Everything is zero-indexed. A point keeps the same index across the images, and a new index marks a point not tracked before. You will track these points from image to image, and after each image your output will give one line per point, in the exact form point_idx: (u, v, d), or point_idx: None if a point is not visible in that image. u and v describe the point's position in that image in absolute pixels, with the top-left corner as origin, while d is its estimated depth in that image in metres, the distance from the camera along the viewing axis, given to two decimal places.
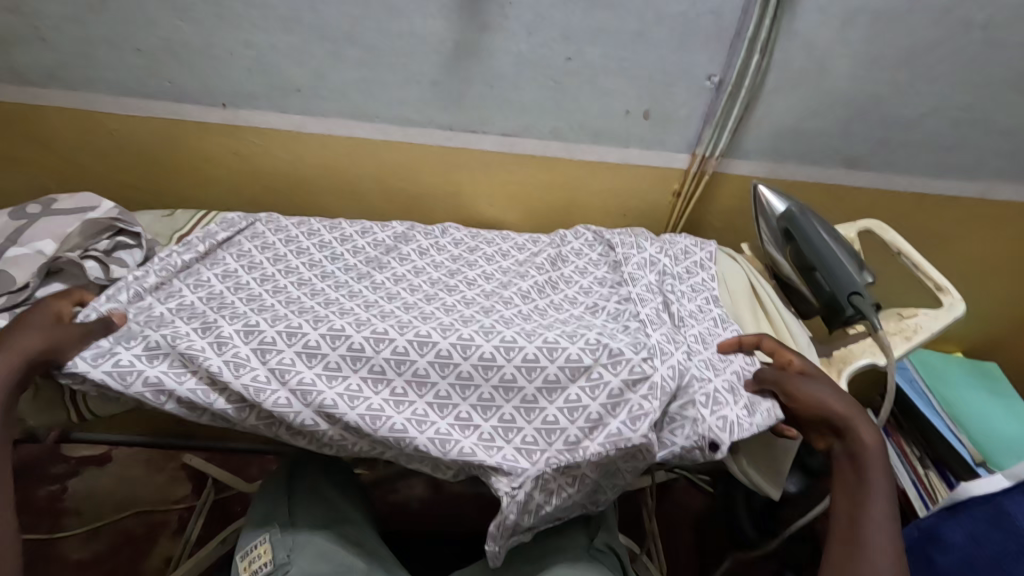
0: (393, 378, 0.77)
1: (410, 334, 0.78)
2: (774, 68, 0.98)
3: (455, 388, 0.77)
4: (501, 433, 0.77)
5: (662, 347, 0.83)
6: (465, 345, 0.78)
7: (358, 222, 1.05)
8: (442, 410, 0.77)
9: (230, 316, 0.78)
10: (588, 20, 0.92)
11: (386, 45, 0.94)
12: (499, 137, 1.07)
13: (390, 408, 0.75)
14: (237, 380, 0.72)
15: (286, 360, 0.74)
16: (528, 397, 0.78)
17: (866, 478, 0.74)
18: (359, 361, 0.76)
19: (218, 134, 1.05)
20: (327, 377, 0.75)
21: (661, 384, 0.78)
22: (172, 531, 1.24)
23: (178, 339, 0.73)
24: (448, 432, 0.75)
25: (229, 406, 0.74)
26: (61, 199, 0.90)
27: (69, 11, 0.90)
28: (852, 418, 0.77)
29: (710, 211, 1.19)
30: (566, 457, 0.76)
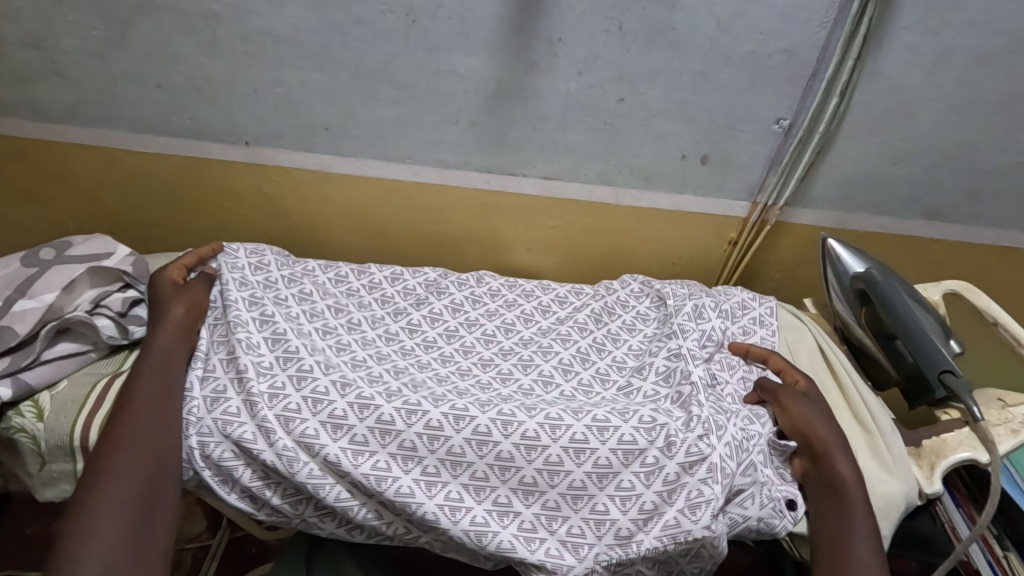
0: (425, 457, 0.68)
1: (446, 407, 0.70)
2: (851, 111, 0.88)
3: (493, 469, 0.69)
4: (544, 522, 0.68)
5: (721, 418, 0.73)
6: (506, 421, 0.70)
7: (388, 266, 0.98)
8: (479, 493, 0.68)
9: (256, 368, 0.72)
10: (646, 59, 0.83)
11: (423, 83, 0.87)
12: (539, 180, 0.98)
13: (421, 491, 0.67)
14: (269, 451, 0.67)
15: (311, 431, 0.68)
16: (576, 483, 0.69)
17: (845, 516, 0.66)
18: (388, 436, 0.68)
19: (244, 173, 0.99)
20: (353, 453, 0.68)
21: (721, 465, 0.68)
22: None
23: (217, 402, 0.70)
24: (484, 522, 0.67)
25: (255, 482, 0.70)
26: (75, 243, 0.85)
27: (91, 47, 0.85)
28: (835, 445, 0.71)
29: (766, 260, 1.09)
30: (617, 554, 0.67)
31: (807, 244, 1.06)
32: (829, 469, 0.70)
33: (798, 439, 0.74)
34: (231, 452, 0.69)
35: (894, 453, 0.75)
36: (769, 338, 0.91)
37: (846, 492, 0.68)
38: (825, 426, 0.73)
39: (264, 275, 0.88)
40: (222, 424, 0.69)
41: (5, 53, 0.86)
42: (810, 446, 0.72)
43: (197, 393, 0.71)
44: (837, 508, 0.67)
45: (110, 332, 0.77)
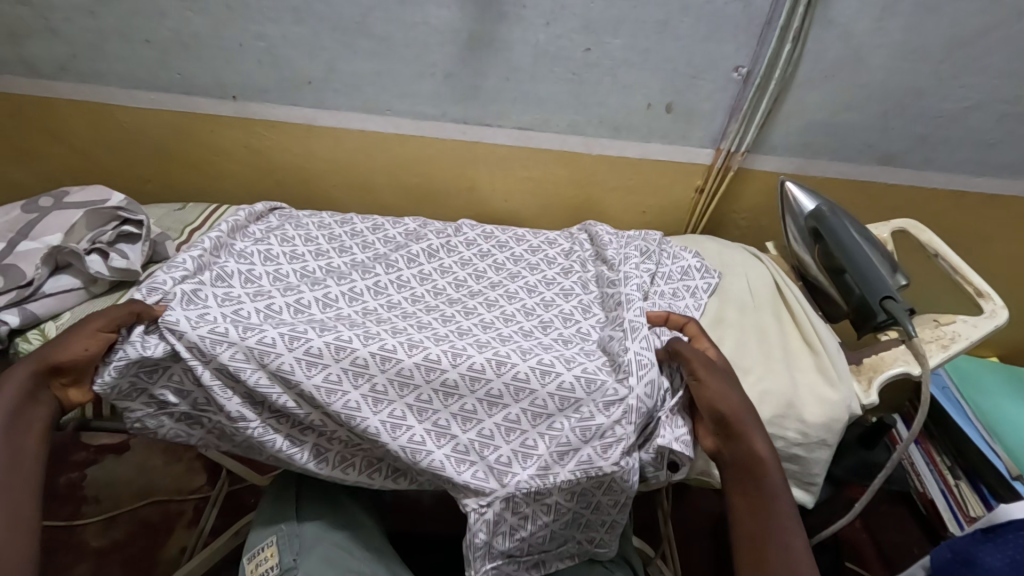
0: (375, 374, 0.70)
1: (402, 337, 0.73)
2: (806, 58, 0.93)
3: (437, 394, 0.71)
4: (476, 447, 0.71)
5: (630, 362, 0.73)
6: (456, 353, 0.72)
7: (370, 218, 1.03)
8: (422, 413, 0.71)
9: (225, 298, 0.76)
10: (609, 9, 0.88)
11: (399, 36, 0.92)
12: (513, 131, 1.03)
13: (367, 407, 0.69)
14: (243, 341, 0.68)
15: (268, 340, 0.69)
16: (511, 416, 0.72)
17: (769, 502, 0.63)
18: (342, 352, 0.70)
19: (229, 127, 1.03)
20: (306, 363, 0.69)
21: (636, 407, 0.70)
22: (186, 521, 1.23)
23: (193, 303, 0.72)
24: (421, 440, 0.70)
25: (213, 381, 0.69)
26: (72, 192, 0.90)
27: (81, 3, 0.89)
28: (748, 419, 0.69)
29: (730, 209, 1.15)
30: (536, 483, 0.69)
31: (768, 192, 1.12)
32: (744, 447, 0.67)
33: (711, 413, 0.70)
34: (213, 374, 0.68)
35: (839, 369, 0.81)
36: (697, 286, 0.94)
37: (767, 471, 0.65)
38: (738, 395, 0.71)
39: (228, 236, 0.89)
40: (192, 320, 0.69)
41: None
42: (726, 420, 0.69)
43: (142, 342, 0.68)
44: (759, 489, 0.65)
45: (97, 268, 0.80)
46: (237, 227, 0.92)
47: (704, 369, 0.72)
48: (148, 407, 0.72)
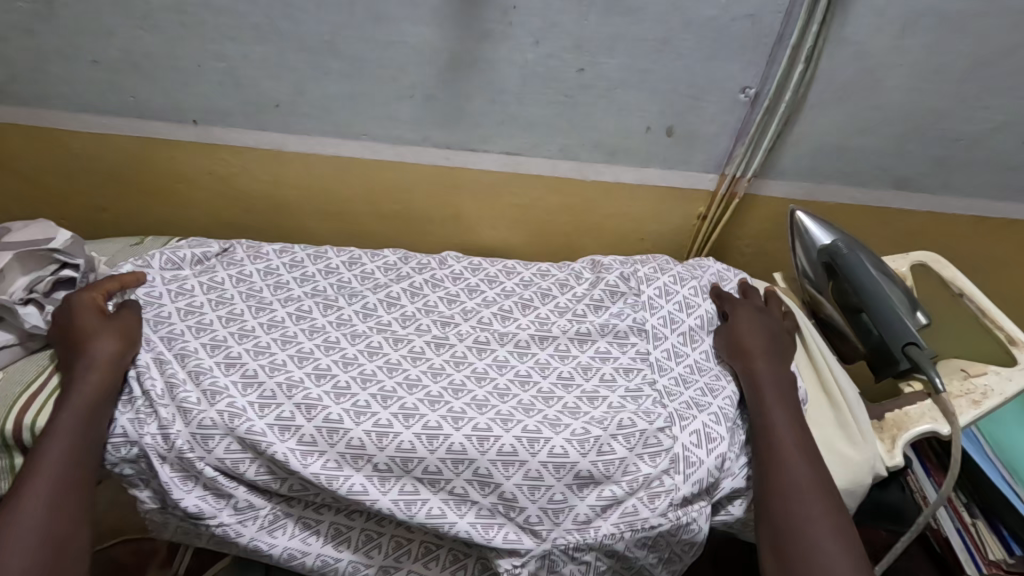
0: (374, 455, 0.66)
1: (395, 406, 0.69)
2: (818, 79, 0.86)
3: (447, 462, 0.66)
4: (502, 509, 0.67)
5: (699, 418, 0.73)
6: (457, 417, 0.69)
7: (347, 250, 0.94)
8: (435, 484, 0.67)
9: (196, 373, 0.69)
10: (604, 26, 0.80)
11: (373, 55, 0.83)
12: (500, 155, 0.95)
13: (374, 488, 0.65)
14: (234, 432, 0.65)
15: (238, 405, 0.67)
16: (507, 494, 0.67)
17: (775, 417, 0.71)
18: (337, 434, 0.66)
19: (192, 153, 0.95)
20: (302, 453, 0.65)
21: (684, 457, 0.69)
22: (159, 563, 1.15)
23: (175, 389, 0.68)
24: (441, 513, 0.66)
25: (228, 456, 0.66)
26: (14, 229, 0.82)
27: (18, 20, 0.80)
28: (767, 364, 0.77)
29: (735, 234, 1.07)
30: (575, 538, 0.67)
31: (776, 219, 1.04)
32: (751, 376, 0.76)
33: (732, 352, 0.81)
34: (237, 446, 0.66)
35: (862, 423, 0.74)
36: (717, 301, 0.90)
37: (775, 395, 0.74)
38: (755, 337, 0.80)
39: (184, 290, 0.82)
40: (227, 417, 0.66)
41: None
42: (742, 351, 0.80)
43: (170, 403, 0.67)
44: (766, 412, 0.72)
45: (34, 321, 0.72)
46: (201, 275, 0.84)
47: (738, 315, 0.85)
48: (157, 437, 0.66)
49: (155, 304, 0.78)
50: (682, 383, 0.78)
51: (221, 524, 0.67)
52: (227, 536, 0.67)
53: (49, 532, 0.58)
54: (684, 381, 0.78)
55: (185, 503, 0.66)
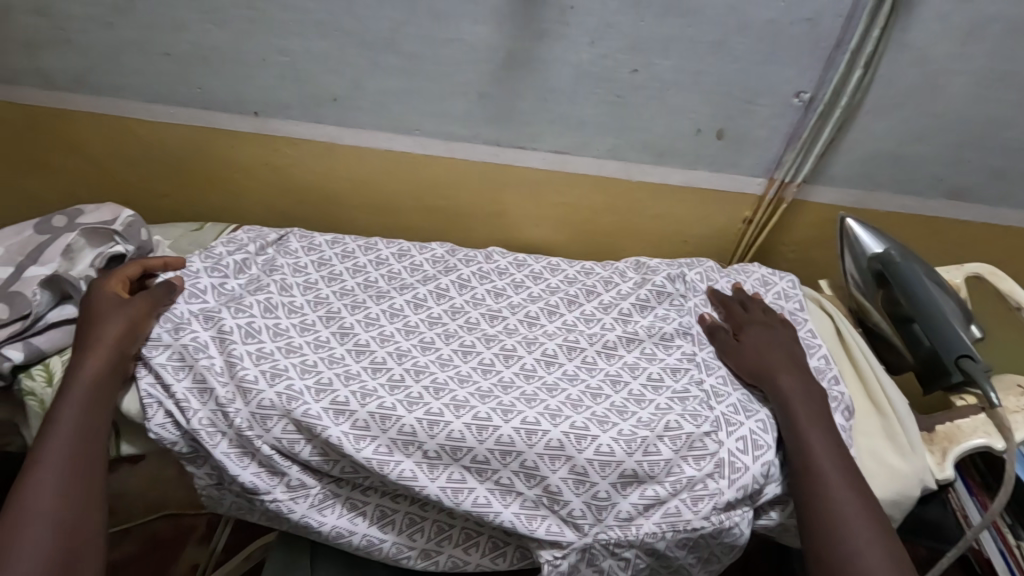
0: (424, 442, 0.67)
1: (446, 397, 0.71)
2: (876, 85, 0.85)
3: (494, 454, 0.68)
4: (546, 501, 0.68)
5: (746, 422, 0.73)
6: (505, 410, 0.70)
7: (396, 243, 0.97)
8: (481, 474, 0.68)
9: (256, 357, 0.72)
10: (660, 28, 0.81)
11: (430, 52, 0.85)
12: (549, 154, 0.96)
13: (423, 475, 0.67)
14: (291, 414, 0.67)
15: (295, 388, 0.69)
16: (551, 487, 0.68)
17: (808, 429, 0.70)
18: (389, 421, 0.68)
19: (251, 144, 0.98)
20: (355, 437, 0.67)
21: (729, 462, 0.69)
22: (199, 538, 1.19)
23: (233, 367, 0.70)
24: (487, 502, 0.68)
25: (283, 435, 0.68)
26: (87, 211, 0.86)
27: (98, 14, 0.85)
28: (791, 372, 0.76)
29: (780, 240, 1.06)
30: (616, 534, 0.68)
31: (824, 225, 1.03)
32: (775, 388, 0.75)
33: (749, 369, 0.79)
34: (292, 427, 0.68)
35: (910, 434, 0.73)
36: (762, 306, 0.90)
37: (806, 405, 0.72)
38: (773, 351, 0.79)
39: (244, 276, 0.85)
40: (285, 399, 0.68)
41: (14, 21, 0.86)
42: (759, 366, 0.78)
43: (222, 387, 0.69)
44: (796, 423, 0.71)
45: None
46: (265, 263, 0.88)
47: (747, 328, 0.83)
48: (217, 412, 0.69)
49: (216, 284, 0.81)
50: (730, 385, 0.78)
51: (276, 500, 0.70)
52: (280, 511, 0.70)
53: (54, 503, 0.59)
54: (732, 385, 0.78)
55: (241, 478, 0.69)
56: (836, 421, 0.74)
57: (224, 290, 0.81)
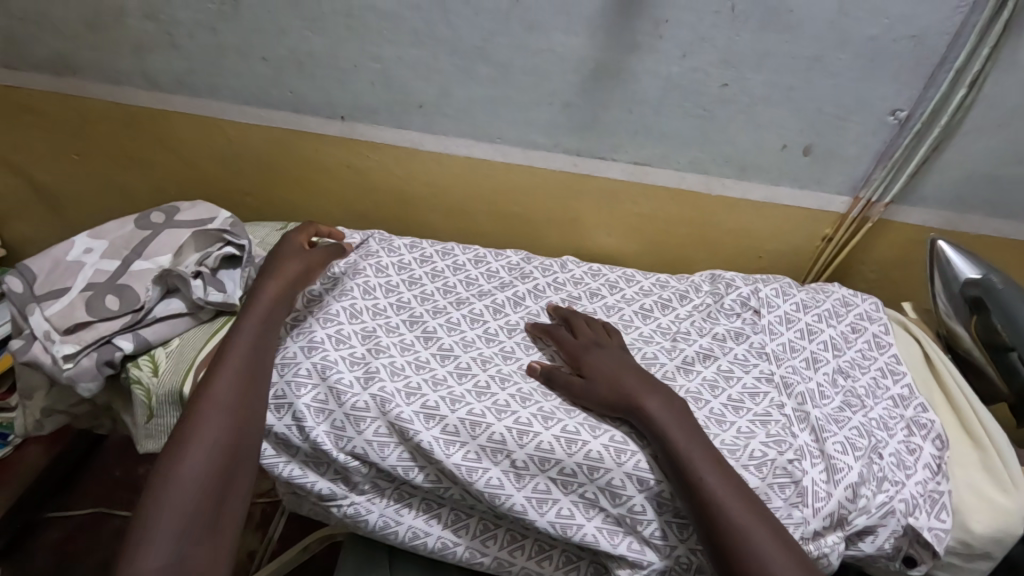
0: (513, 451, 0.68)
1: (534, 408, 0.71)
2: (978, 104, 0.83)
3: (581, 468, 0.67)
4: (628, 521, 0.67)
5: (824, 449, 0.69)
6: (593, 426, 0.70)
7: (470, 248, 0.98)
8: (566, 486, 0.68)
9: (349, 359, 0.74)
10: (757, 42, 0.80)
11: (520, 62, 0.86)
12: (628, 165, 0.96)
13: (510, 483, 0.67)
14: (386, 417, 0.69)
15: (388, 390, 0.71)
16: (636, 505, 0.67)
17: (693, 460, 0.63)
18: (478, 428, 0.69)
19: (335, 148, 1.01)
20: (445, 442, 0.68)
21: (812, 492, 0.66)
22: (256, 525, 1.23)
23: (329, 370, 0.72)
24: (571, 514, 0.67)
25: (377, 437, 0.70)
26: (182, 208, 0.89)
27: (204, 20, 0.88)
28: (654, 393, 0.69)
29: (860, 258, 1.04)
30: (698, 558, 0.67)
31: (908, 246, 1.00)
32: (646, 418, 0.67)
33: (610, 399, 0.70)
34: (385, 430, 0.70)
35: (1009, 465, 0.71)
36: (843, 330, 0.87)
37: (679, 426, 0.66)
38: (627, 375, 0.72)
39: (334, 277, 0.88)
40: (380, 402, 0.70)
41: (125, 24, 0.91)
42: (619, 394, 0.70)
43: (321, 382, 0.72)
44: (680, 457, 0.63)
45: (200, 294, 0.78)
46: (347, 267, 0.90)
47: (585, 354, 0.76)
48: (311, 406, 0.71)
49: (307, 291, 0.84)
50: (809, 405, 0.75)
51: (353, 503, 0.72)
52: (358, 513, 0.72)
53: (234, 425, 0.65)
54: (811, 404, 0.75)
55: (318, 485, 0.72)
56: (927, 452, 0.72)
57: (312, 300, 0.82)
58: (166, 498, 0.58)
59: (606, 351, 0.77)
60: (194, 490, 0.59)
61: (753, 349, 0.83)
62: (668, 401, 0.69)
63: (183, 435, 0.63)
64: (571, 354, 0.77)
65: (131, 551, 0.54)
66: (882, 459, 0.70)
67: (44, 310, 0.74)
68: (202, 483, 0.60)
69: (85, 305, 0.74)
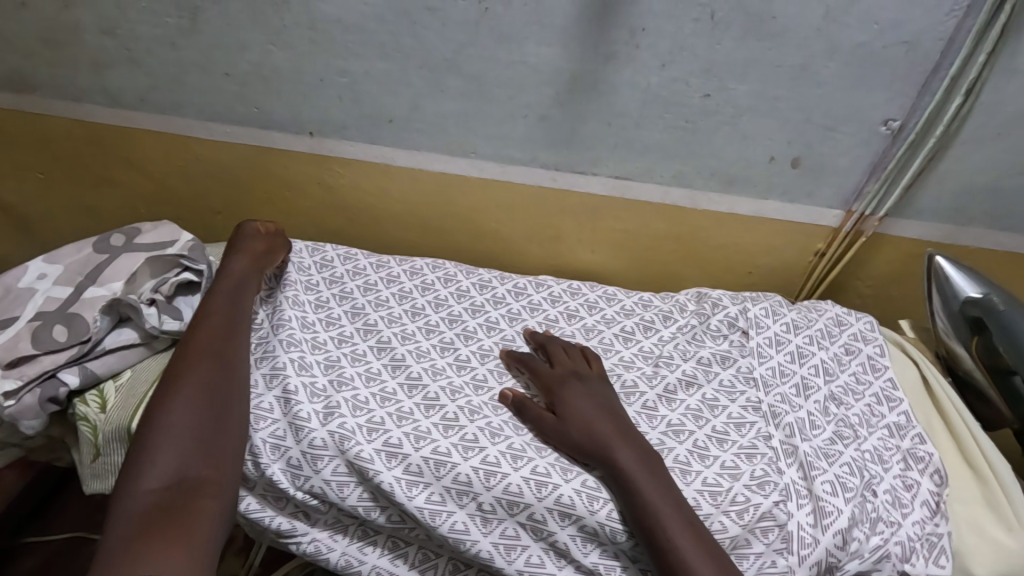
0: (480, 493, 0.63)
1: (503, 444, 0.67)
2: (976, 113, 0.78)
3: (552, 514, 0.63)
4: (601, 570, 0.63)
5: (812, 488, 0.65)
6: (566, 467, 0.66)
7: (445, 268, 0.93)
8: (537, 532, 0.63)
9: (310, 392, 0.70)
10: (739, 51, 0.76)
11: (492, 75, 0.82)
12: (609, 179, 0.92)
13: (476, 528, 0.63)
14: (344, 455, 0.65)
15: (347, 426, 0.66)
16: (609, 552, 0.63)
17: (667, 521, 0.58)
18: (443, 468, 0.64)
19: (305, 165, 0.97)
20: (407, 483, 0.64)
21: (799, 536, 0.61)
22: (236, 549, 1.17)
23: (289, 404, 0.68)
24: (541, 562, 0.63)
25: (337, 477, 0.65)
26: (144, 229, 0.86)
27: (164, 35, 0.85)
28: (628, 444, 0.65)
29: (855, 274, 0.99)
30: None
31: (905, 260, 0.96)
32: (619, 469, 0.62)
33: (582, 442, 0.66)
34: (344, 469, 0.65)
35: (1017, 507, 0.66)
36: (836, 352, 0.83)
37: (653, 480, 0.62)
38: (602, 420, 0.67)
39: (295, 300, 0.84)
40: (338, 439, 0.66)
41: (82, 40, 0.87)
42: (594, 439, 0.65)
43: (278, 416, 0.68)
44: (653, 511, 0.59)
45: (153, 322, 0.74)
46: (305, 283, 0.86)
47: (560, 387, 0.72)
48: (267, 443, 0.67)
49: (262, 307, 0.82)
50: (797, 438, 0.70)
51: (309, 542, 0.67)
52: (318, 552, 0.67)
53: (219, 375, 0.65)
54: (800, 437, 0.70)
55: (276, 521, 0.67)
56: (925, 488, 0.67)
57: (268, 326, 0.78)
58: (159, 436, 0.58)
59: (584, 385, 0.72)
60: (186, 428, 0.60)
61: (738, 375, 0.78)
62: (643, 453, 0.65)
63: (171, 389, 0.62)
64: (546, 386, 0.72)
65: (132, 485, 0.55)
66: (876, 497, 0.66)
67: None
68: (194, 422, 0.60)
69: (30, 338, 0.71)
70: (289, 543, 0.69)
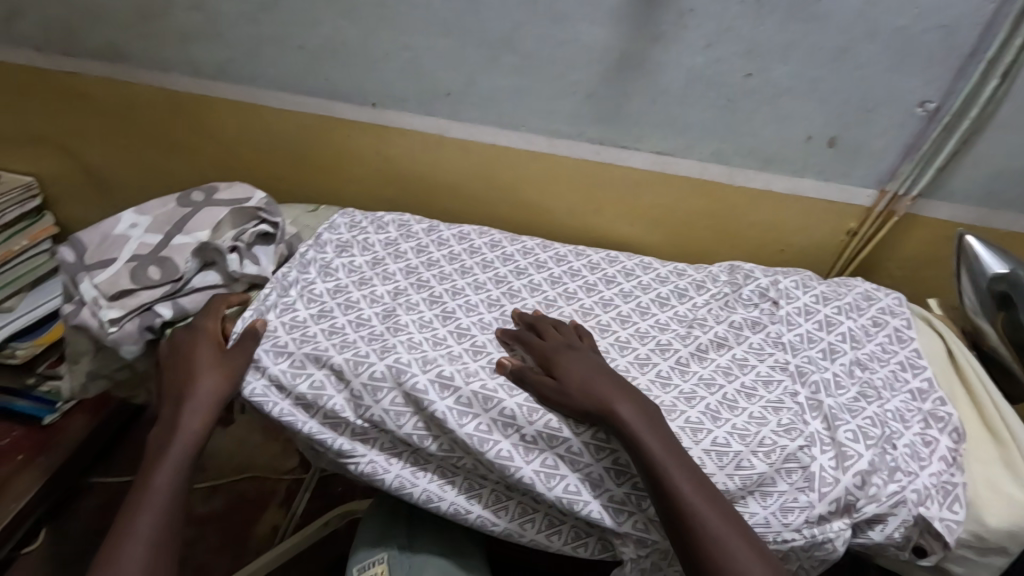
0: (524, 426, 0.70)
1: None
2: (1010, 97, 0.82)
3: (590, 447, 0.69)
4: (632, 500, 0.69)
5: (835, 437, 0.69)
6: None
7: (490, 234, 1.00)
8: (575, 463, 0.70)
9: (371, 334, 0.78)
10: (781, 33, 0.80)
11: (545, 53, 0.88)
12: (650, 155, 0.97)
13: (519, 457, 0.69)
14: (402, 387, 0.72)
15: (405, 362, 0.74)
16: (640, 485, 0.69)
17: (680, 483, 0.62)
18: (492, 402, 0.71)
19: (364, 135, 1.05)
20: (459, 413, 0.71)
21: (819, 477, 0.66)
22: (280, 500, 1.26)
23: (352, 342, 0.76)
24: (577, 490, 0.69)
25: (394, 407, 0.72)
26: (220, 188, 0.92)
27: (247, 10, 0.93)
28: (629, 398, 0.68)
29: (884, 255, 1.02)
30: None
31: (935, 242, 0.99)
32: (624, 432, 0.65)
33: (583, 399, 0.69)
34: (401, 400, 0.72)
35: None
36: (863, 322, 0.87)
37: (655, 431, 0.66)
38: (602, 380, 0.71)
39: (354, 256, 0.92)
40: (397, 372, 0.73)
41: (173, 13, 0.96)
42: (593, 402, 0.68)
43: (338, 356, 0.74)
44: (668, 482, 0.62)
45: (236, 266, 0.83)
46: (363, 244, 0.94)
47: (554, 353, 0.75)
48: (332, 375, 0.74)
49: (321, 260, 0.89)
50: (822, 395, 0.75)
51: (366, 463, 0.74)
52: (374, 473, 0.74)
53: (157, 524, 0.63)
54: (824, 394, 0.75)
55: (337, 444, 0.74)
56: (943, 445, 0.72)
57: (331, 277, 0.86)
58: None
59: (577, 353, 0.75)
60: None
61: (766, 339, 0.83)
62: (641, 408, 0.68)
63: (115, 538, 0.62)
64: (541, 352, 0.75)
65: None
66: (895, 449, 0.70)
67: (92, 276, 0.79)
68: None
69: (129, 274, 0.80)
70: (348, 466, 0.76)
